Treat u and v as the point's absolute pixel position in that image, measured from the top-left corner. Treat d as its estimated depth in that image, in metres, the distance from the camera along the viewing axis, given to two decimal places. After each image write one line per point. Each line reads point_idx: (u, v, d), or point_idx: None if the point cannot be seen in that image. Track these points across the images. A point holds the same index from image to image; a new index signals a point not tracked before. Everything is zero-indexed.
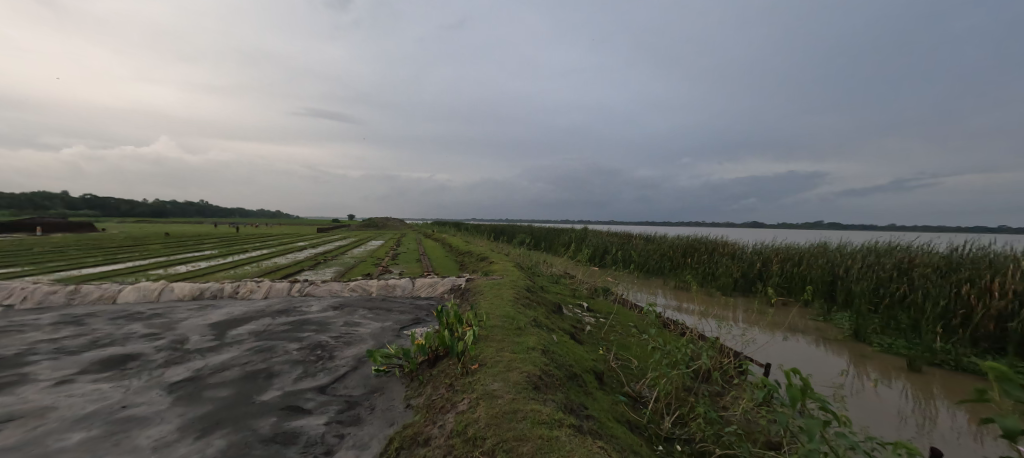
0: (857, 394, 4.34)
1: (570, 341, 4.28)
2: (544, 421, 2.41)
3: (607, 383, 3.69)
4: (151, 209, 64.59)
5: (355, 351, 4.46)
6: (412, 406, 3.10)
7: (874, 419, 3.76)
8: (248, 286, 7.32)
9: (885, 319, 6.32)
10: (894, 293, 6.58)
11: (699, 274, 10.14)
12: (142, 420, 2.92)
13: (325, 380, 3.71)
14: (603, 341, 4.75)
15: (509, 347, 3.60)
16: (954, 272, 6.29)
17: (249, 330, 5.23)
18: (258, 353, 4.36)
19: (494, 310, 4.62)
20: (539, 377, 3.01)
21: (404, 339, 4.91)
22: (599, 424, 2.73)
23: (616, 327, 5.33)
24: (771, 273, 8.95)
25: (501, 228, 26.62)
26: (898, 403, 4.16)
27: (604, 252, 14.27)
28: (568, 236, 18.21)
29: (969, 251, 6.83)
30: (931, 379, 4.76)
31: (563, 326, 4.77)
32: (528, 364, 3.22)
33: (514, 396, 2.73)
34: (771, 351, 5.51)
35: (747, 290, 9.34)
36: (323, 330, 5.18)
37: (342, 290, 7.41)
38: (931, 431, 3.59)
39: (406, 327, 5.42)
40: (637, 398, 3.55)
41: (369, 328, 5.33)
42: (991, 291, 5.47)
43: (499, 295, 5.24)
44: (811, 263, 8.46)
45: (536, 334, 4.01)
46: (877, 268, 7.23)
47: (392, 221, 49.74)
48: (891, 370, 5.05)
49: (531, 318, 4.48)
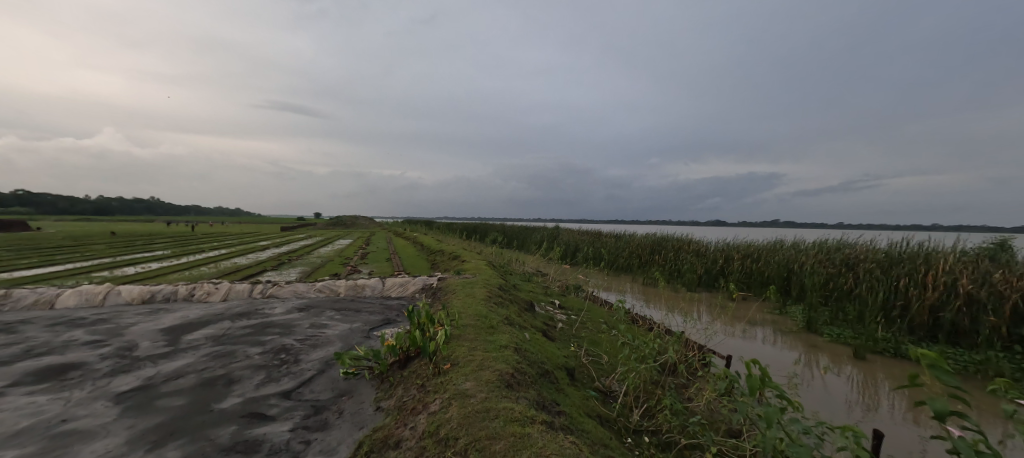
0: (809, 382, 4.63)
1: (542, 339, 4.32)
2: (517, 418, 2.42)
3: (578, 378, 3.75)
4: (94, 205, 59.73)
5: (322, 354, 4.31)
6: (382, 409, 3.03)
7: (824, 405, 4.04)
8: (205, 288, 6.92)
9: (834, 311, 6.79)
10: (842, 287, 7.07)
11: (667, 270, 10.51)
12: (86, 434, 2.70)
13: (290, 385, 3.57)
14: (574, 337, 4.83)
15: (482, 346, 3.58)
16: (893, 266, 6.82)
17: (206, 334, 4.95)
18: (217, 359, 4.13)
19: (465, 309, 4.59)
20: (511, 376, 3.01)
21: (374, 340, 4.80)
22: (571, 420, 2.78)
23: (587, 323, 5.44)
24: (732, 269, 9.41)
25: (473, 226, 26.44)
26: (845, 389, 4.48)
27: (575, 250, 14.55)
28: (539, 234, 18.37)
29: (906, 246, 7.43)
30: (875, 366, 5.15)
31: (536, 323, 4.82)
32: (500, 362, 3.22)
33: (487, 394, 2.72)
34: (731, 344, 5.78)
35: (710, 286, 9.77)
36: (288, 333, 4.97)
37: (308, 290, 7.15)
38: (873, 414, 3.90)
39: (375, 328, 5.29)
40: (607, 392, 3.64)
41: (336, 329, 5.18)
42: (924, 284, 5.98)
43: (470, 294, 5.20)
44: (768, 260, 8.95)
45: (508, 332, 4.02)
46: (827, 263, 7.74)
47: (361, 219, 48.34)
48: (839, 358, 5.43)
49: (504, 317, 4.48)
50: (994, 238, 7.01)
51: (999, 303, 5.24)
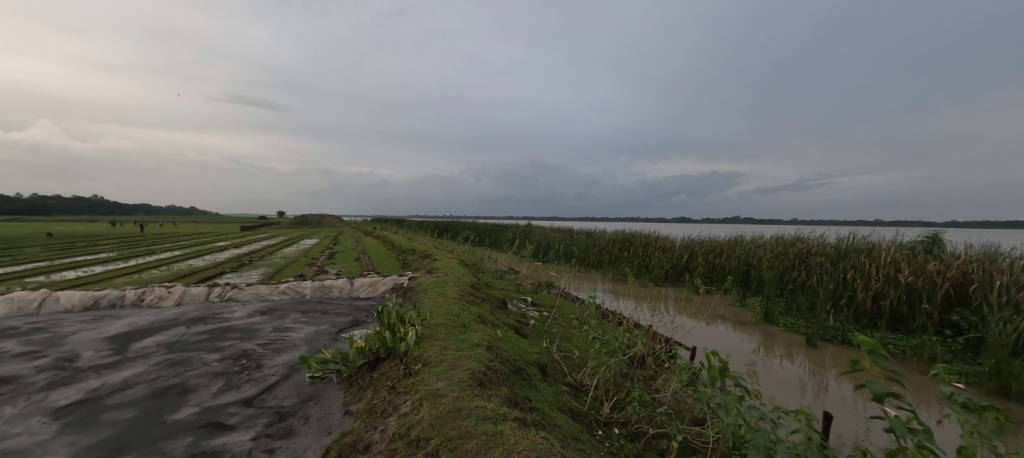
0: (766, 369, 4.89)
1: (515, 336, 4.34)
2: (488, 416, 2.42)
3: (550, 374, 3.79)
4: (26, 204, 54.63)
5: (286, 358, 4.14)
6: (351, 413, 2.95)
7: (780, 390, 4.27)
8: (156, 292, 6.47)
9: (788, 302, 7.21)
10: (796, 280, 7.51)
11: (635, 266, 10.81)
12: (18, 455, 2.46)
13: (252, 392, 3.40)
14: (546, 333, 4.89)
15: (454, 345, 3.55)
16: (841, 259, 7.31)
17: (158, 342, 4.63)
18: (170, 367, 3.88)
19: (437, 308, 4.54)
20: (483, 374, 3.00)
21: (342, 343, 4.66)
22: (543, 415, 2.80)
23: (559, 319, 5.50)
24: (696, 264, 9.79)
25: (445, 224, 26.14)
26: (798, 375, 4.76)
27: (547, 247, 14.71)
28: (512, 232, 18.44)
29: (852, 240, 7.99)
30: (824, 353, 5.51)
31: (508, 321, 4.83)
32: (473, 361, 3.20)
33: (459, 393, 2.70)
34: (695, 335, 6.03)
35: (676, 281, 10.13)
36: (249, 338, 4.74)
37: (271, 293, 6.85)
38: (823, 397, 4.18)
39: (343, 330, 5.13)
40: (578, 387, 3.70)
41: (302, 332, 4.98)
42: (867, 275, 6.46)
43: (442, 293, 5.14)
44: (729, 255, 9.38)
45: (481, 330, 4.00)
46: (783, 257, 8.20)
47: (327, 218, 46.47)
48: (793, 346, 5.78)
49: (476, 315, 4.46)
50: (927, 232, 7.65)
51: (931, 291, 5.73)
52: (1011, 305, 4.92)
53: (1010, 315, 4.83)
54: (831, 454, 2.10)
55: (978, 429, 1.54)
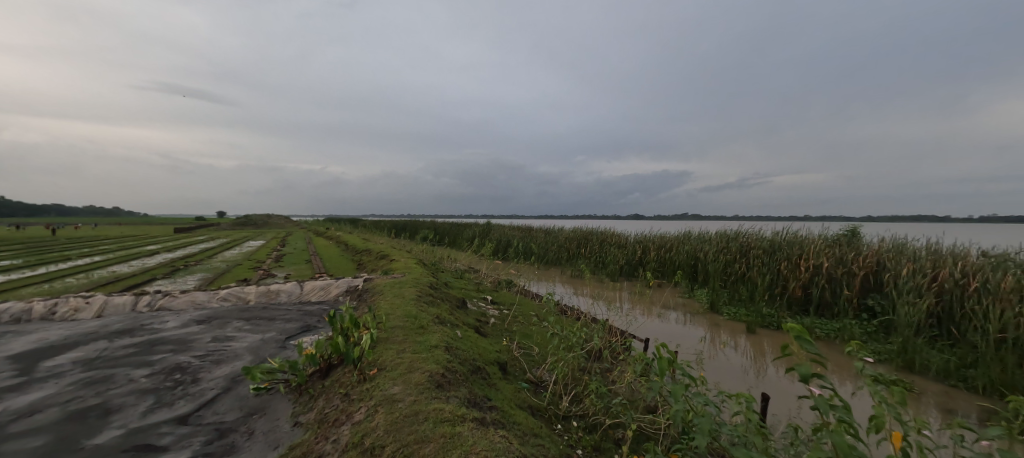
0: (712, 356, 5.21)
1: (475, 335, 4.30)
2: (447, 418, 2.38)
3: (511, 372, 3.80)
4: None
5: (228, 370, 3.85)
6: (301, 424, 2.79)
7: (724, 375, 4.58)
8: (71, 304, 5.76)
9: (731, 292, 7.76)
10: (737, 271, 8.08)
11: (592, 263, 11.14)
12: None
13: (187, 409, 3.11)
14: (506, 331, 4.90)
15: (411, 347, 3.47)
16: (775, 252, 7.96)
17: (73, 358, 4.13)
18: (89, 386, 3.47)
19: (393, 310, 4.41)
20: (442, 375, 2.95)
21: (291, 350, 4.39)
22: (503, 414, 2.81)
23: (519, 317, 5.55)
24: (649, 259, 10.25)
25: (402, 224, 25.50)
26: (740, 361, 5.12)
27: (507, 245, 14.78)
28: (471, 231, 18.33)
29: (785, 234, 8.71)
30: (762, 338, 5.98)
31: (467, 320, 4.79)
32: (431, 362, 3.13)
33: (416, 397, 2.64)
34: (648, 327, 6.32)
35: (631, 275, 10.56)
36: (184, 349, 4.36)
37: (210, 300, 6.32)
38: (761, 379, 4.52)
39: (292, 337, 4.84)
40: (538, 382, 3.75)
41: (245, 341, 4.65)
42: (797, 266, 7.07)
43: (399, 294, 5.00)
44: (679, 250, 9.91)
45: (439, 331, 3.93)
46: (725, 251, 8.78)
47: (274, 219, 43.77)
48: (735, 334, 6.21)
49: (434, 315, 4.38)
50: (847, 226, 8.49)
51: (850, 279, 6.39)
52: (914, 289, 5.59)
53: (913, 298, 5.49)
54: (768, 433, 2.27)
55: (886, 398, 1.72)
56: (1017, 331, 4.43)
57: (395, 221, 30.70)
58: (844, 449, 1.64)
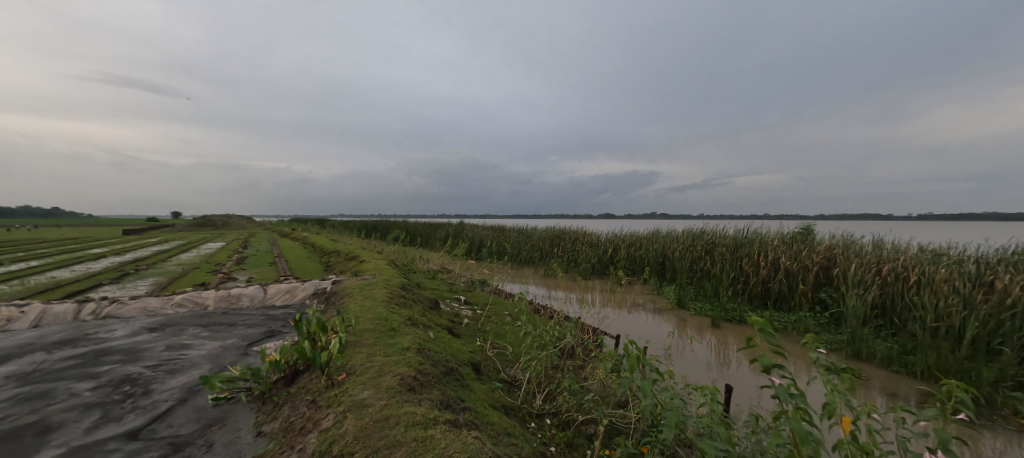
0: (679, 351, 5.40)
1: (447, 336, 4.25)
2: (419, 422, 2.34)
3: (484, 372, 3.79)
4: None
5: (184, 380, 3.64)
6: (264, 433, 2.67)
7: (691, 369, 4.75)
8: (2, 314, 5.24)
9: (697, 289, 8.06)
10: (702, 268, 8.40)
11: (565, 261, 11.27)
12: None
13: (138, 423, 2.91)
14: (480, 331, 4.88)
15: (382, 350, 3.39)
16: (737, 249, 8.33)
17: (4, 373, 3.76)
18: (23, 403, 3.18)
19: (363, 313, 4.30)
20: (414, 378, 2.90)
21: (253, 357, 4.20)
22: (476, 414, 2.79)
23: (492, 316, 5.54)
24: (620, 257, 10.49)
25: (371, 224, 24.94)
26: (705, 354, 5.33)
27: (480, 245, 14.73)
28: (444, 230, 18.14)
29: (746, 232, 9.13)
30: (726, 332, 6.24)
31: (440, 321, 4.73)
32: (402, 365, 3.07)
33: (387, 401, 2.58)
34: (618, 323, 6.47)
35: (602, 273, 10.77)
36: (135, 359, 4.07)
37: (163, 306, 5.93)
38: (725, 372, 4.72)
39: (255, 343, 4.63)
40: (512, 382, 3.75)
41: (203, 349, 4.40)
42: (758, 262, 7.43)
43: (369, 296, 4.88)
44: (648, 248, 10.19)
45: (411, 333, 3.87)
46: (692, 249, 9.11)
47: (234, 219, 41.72)
48: (701, 328, 6.46)
49: (406, 317, 4.30)
50: (801, 224, 9.00)
51: (805, 274, 6.78)
52: (862, 283, 6.00)
53: (860, 291, 5.89)
54: (731, 424, 2.37)
55: (838, 386, 1.84)
56: (949, 320, 4.85)
57: (364, 221, 30.03)
58: (801, 435, 1.74)
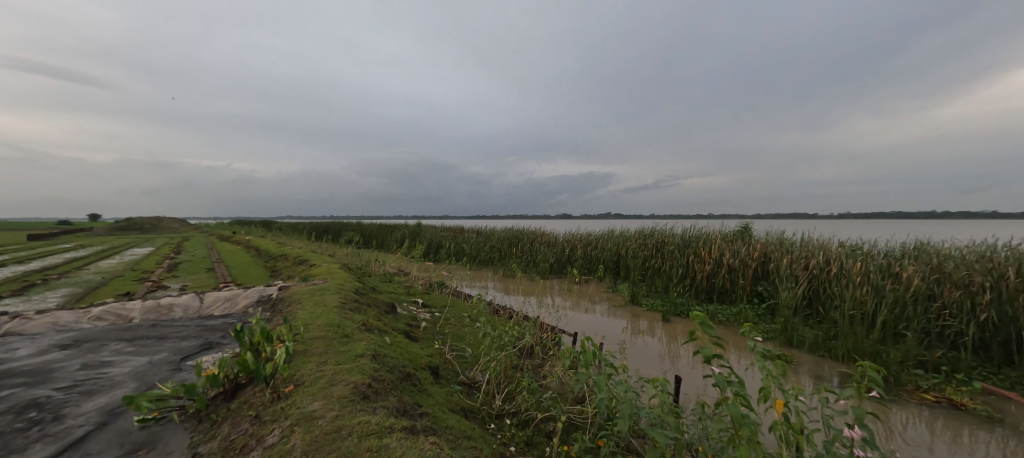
0: (633, 345, 5.63)
1: (405, 341, 4.15)
2: (373, 431, 2.26)
3: (443, 376, 3.72)
4: None
5: (104, 401, 3.26)
6: (200, 455, 2.45)
7: (644, 362, 4.97)
8: None
9: (649, 285, 8.46)
10: (653, 265, 8.81)
11: (524, 261, 11.38)
12: None
13: (47, 452, 2.57)
14: (438, 334, 4.81)
15: (333, 358, 3.24)
16: (685, 247, 8.82)
17: None
18: None
19: (314, 320, 4.09)
20: (368, 386, 2.79)
21: (188, 373, 3.85)
22: (434, 419, 2.75)
23: (451, 319, 5.47)
24: (577, 257, 10.75)
25: (322, 225, 23.78)
26: (657, 347, 5.59)
27: (438, 246, 14.51)
28: (400, 232, 17.69)
29: (692, 231, 9.70)
30: (675, 326, 6.59)
31: (397, 326, 4.60)
32: (355, 373, 2.95)
33: (339, 411, 2.46)
34: (576, 321, 6.63)
35: (560, 272, 10.99)
36: (42, 382, 3.59)
37: (79, 320, 5.28)
38: (674, 363, 4.98)
39: (189, 357, 4.25)
40: (471, 384, 3.73)
41: (128, 366, 3.97)
42: (703, 259, 7.92)
43: (321, 302, 4.65)
44: (603, 247, 10.54)
45: (366, 338, 3.72)
46: (644, 247, 9.53)
47: (165, 222, 38.14)
48: (653, 323, 6.77)
49: (361, 322, 4.14)
50: (740, 223, 9.71)
51: (745, 269, 7.32)
52: (792, 276, 6.57)
53: (791, 284, 6.45)
54: (681, 412, 2.50)
55: (772, 372, 1.99)
56: (864, 307, 5.44)
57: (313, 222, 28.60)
58: (739, 419, 1.87)
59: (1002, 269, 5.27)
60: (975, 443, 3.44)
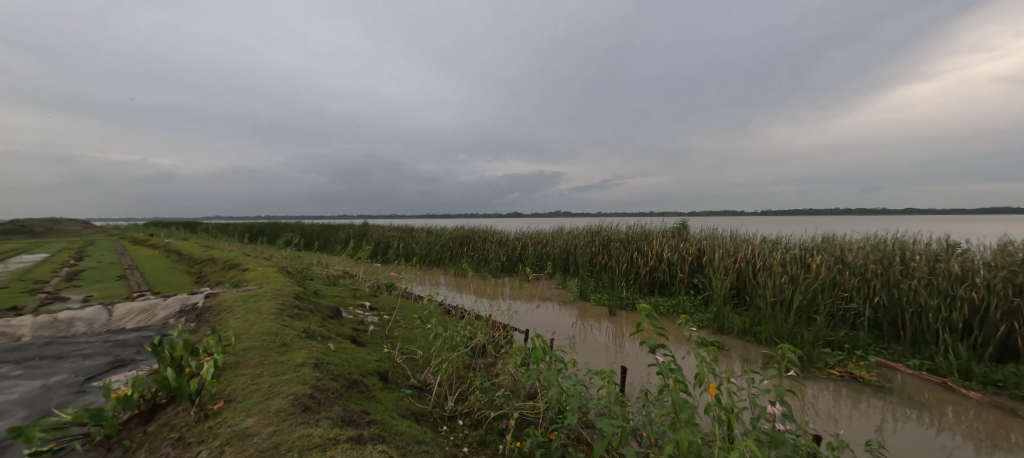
0: (582, 339, 5.82)
1: (351, 346, 3.97)
2: (316, 444, 2.13)
3: (392, 380, 3.61)
4: None
5: None
6: None
7: (592, 355, 5.17)
8: None
9: (596, 280, 8.79)
10: (600, 262, 9.17)
11: (475, 260, 11.34)
12: None
13: None
14: (387, 338, 4.65)
15: (270, 369, 3.02)
16: (629, 243, 9.28)
17: None
18: None
19: (247, 329, 3.78)
20: (310, 397, 2.63)
21: (93, 395, 3.38)
22: (383, 426, 2.66)
23: (401, 321, 5.32)
24: (527, 255, 10.91)
25: (256, 226, 21.99)
26: (604, 340, 5.85)
27: (386, 246, 14.02)
28: (345, 232, 16.86)
29: (634, 228, 10.23)
30: (621, 319, 6.92)
31: (342, 331, 4.39)
32: (296, 384, 2.77)
33: (276, 426, 2.30)
34: (528, 318, 6.74)
35: (511, 271, 11.08)
36: None
37: None
38: (621, 354, 5.24)
39: (94, 378, 3.74)
40: (422, 387, 3.65)
41: (14, 392, 3.41)
42: (646, 255, 8.37)
43: (255, 309, 4.30)
44: (553, 245, 10.78)
45: (307, 346, 3.51)
46: (591, 244, 9.89)
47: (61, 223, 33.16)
48: (600, 317, 7.06)
49: (301, 330, 3.89)
50: (678, 221, 10.40)
51: (682, 264, 7.85)
52: (724, 268, 7.16)
53: (723, 276, 7.03)
54: (627, 401, 2.62)
55: (707, 358, 2.14)
56: (783, 295, 6.07)
57: (245, 222, 26.37)
58: (679, 404, 2.00)
59: (889, 258, 6.12)
60: (871, 410, 3.97)
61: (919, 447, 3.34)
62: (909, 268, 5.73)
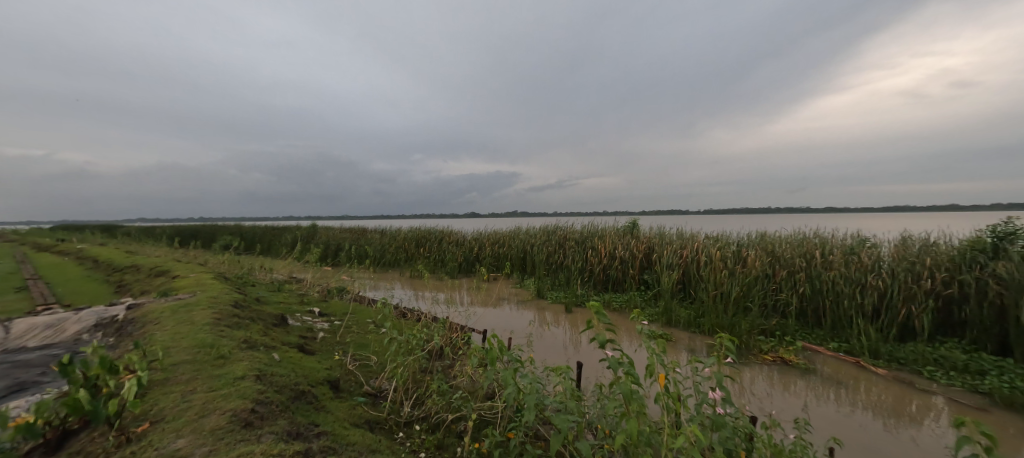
0: (539, 337, 5.92)
1: (298, 355, 3.76)
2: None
3: (344, 388, 3.46)
4: None
5: None
6: None
7: (549, 352, 5.26)
8: None
9: (553, 279, 8.97)
10: (557, 261, 9.37)
11: (432, 262, 11.15)
12: None
13: None
14: (338, 344, 4.45)
15: (205, 384, 2.78)
16: (583, 242, 9.56)
17: None
18: None
19: (179, 342, 3.46)
20: (251, 412, 2.46)
21: None
22: (334, 437, 2.54)
23: (353, 326, 5.12)
24: (485, 255, 10.91)
25: (188, 229, 20.15)
26: (561, 337, 5.99)
27: (337, 249, 13.41)
28: (291, 234, 15.91)
29: (588, 227, 10.56)
30: (577, 315, 7.12)
31: (289, 340, 4.14)
32: (234, 399, 2.58)
33: (213, 446, 2.13)
34: (486, 318, 6.73)
35: (469, 271, 11.02)
36: None
37: None
38: (576, 350, 5.39)
39: None
40: (377, 393, 3.54)
41: None
42: (600, 253, 8.66)
43: (187, 320, 3.94)
44: (510, 245, 10.86)
45: (248, 357, 3.28)
46: (547, 244, 10.07)
47: None
48: (557, 314, 7.22)
49: (241, 340, 3.62)
50: (628, 220, 10.88)
51: (634, 261, 8.21)
52: (671, 264, 7.57)
53: (670, 271, 7.44)
54: (581, 395, 2.70)
55: (655, 350, 2.25)
56: (723, 288, 6.53)
57: (175, 225, 24.06)
58: (629, 395, 2.09)
59: (811, 253, 6.78)
60: (798, 390, 4.38)
61: (837, 421, 3.73)
62: (829, 261, 6.38)
